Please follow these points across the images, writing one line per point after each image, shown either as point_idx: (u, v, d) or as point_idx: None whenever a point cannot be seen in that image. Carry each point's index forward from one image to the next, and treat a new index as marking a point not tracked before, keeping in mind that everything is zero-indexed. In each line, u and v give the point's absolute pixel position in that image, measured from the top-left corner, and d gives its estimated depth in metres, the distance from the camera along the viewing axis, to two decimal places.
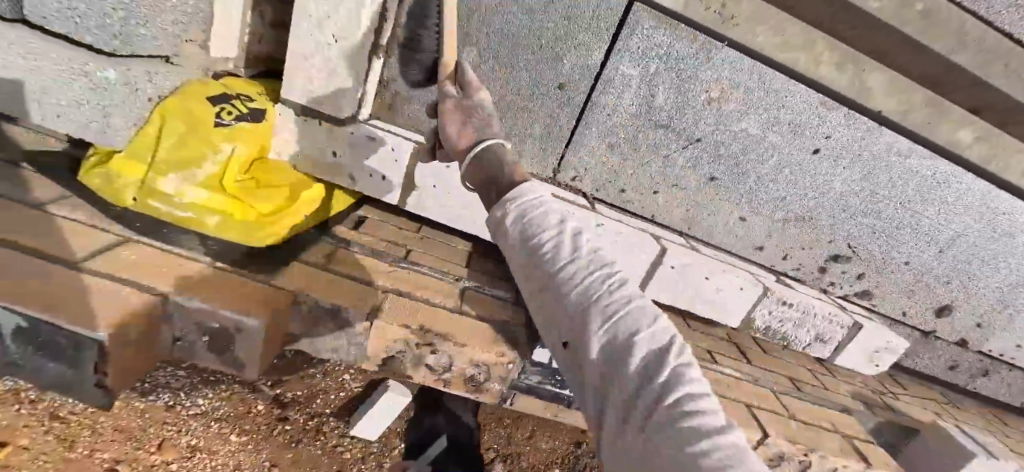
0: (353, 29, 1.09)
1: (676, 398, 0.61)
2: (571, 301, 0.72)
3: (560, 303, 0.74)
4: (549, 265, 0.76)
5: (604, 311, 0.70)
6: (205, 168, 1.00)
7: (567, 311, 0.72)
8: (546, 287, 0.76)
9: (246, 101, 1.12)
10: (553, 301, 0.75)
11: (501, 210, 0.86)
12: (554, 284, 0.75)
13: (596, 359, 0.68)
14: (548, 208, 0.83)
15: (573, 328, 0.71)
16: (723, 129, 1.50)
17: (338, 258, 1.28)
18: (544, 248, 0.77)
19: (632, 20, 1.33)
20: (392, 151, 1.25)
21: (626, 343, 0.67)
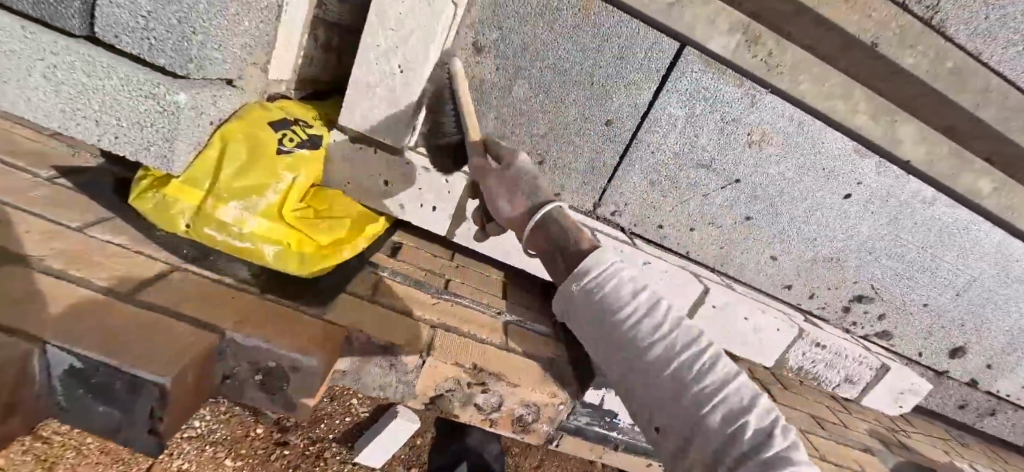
0: (420, 60, 1.09)
1: (768, 458, 0.61)
2: (685, 393, 0.69)
3: (670, 384, 0.70)
4: (655, 352, 0.73)
5: (705, 395, 0.68)
6: (268, 196, 0.97)
7: (675, 399, 0.69)
8: (648, 363, 0.73)
9: (305, 128, 1.11)
10: (660, 385, 0.71)
11: (573, 283, 0.85)
12: (659, 366, 0.72)
13: (705, 438, 0.65)
14: (623, 278, 0.82)
15: (675, 410, 0.69)
16: (761, 172, 1.53)
17: (383, 289, 1.25)
18: (651, 331, 0.75)
19: (683, 64, 1.37)
20: (444, 183, 1.24)
21: (726, 434, 0.65)
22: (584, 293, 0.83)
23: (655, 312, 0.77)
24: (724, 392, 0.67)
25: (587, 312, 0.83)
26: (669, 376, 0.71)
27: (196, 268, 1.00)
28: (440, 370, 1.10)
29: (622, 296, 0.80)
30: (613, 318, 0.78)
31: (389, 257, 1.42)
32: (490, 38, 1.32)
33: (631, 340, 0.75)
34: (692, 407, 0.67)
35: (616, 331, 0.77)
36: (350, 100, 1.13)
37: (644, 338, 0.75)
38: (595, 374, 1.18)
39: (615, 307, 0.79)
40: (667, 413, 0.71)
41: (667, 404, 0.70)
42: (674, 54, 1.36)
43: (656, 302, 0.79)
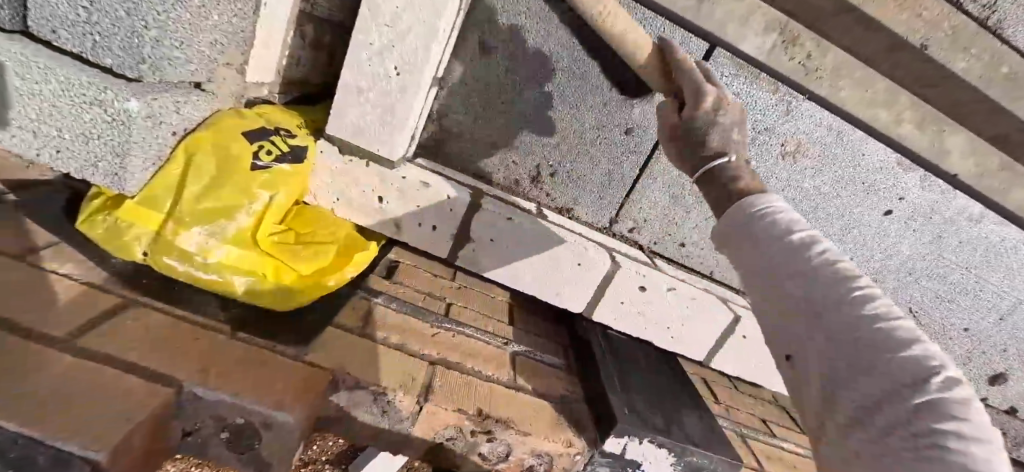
0: (419, 61, 0.94)
1: (931, 402, 0.59)
2: (844, 296, 0.71)
3: (810, 329, 0.73)
4: (835, 271, 0.74)
5: (864, 320, 0.68)
6: (239, 219, 0.83)
7: (823, 322, 0.71)
8: (806, 305, 0.74)
9: (287, 138, 0.97)
10: (811, 303, 0.74)
11: (738, 211, 0.91)
12: (816, 303, 0.73)
13: (848, 322, 0.69)
14: (789, 214, 0.84)
15: (835, 335, 0.70)
16: (794, 187, 1.40)
17: (376, 320, 1.11)
18: (823, 263, 0.76)
19: (713, 67, 1.23)
20: (447, 199, 1.10)
21: (875, 356, 0.65)
22: (741, 222, 0.89)
23: (803, 248, 0.79)
24: (821, 320, 0.72)
25: (735, 235, 0.89)
26: (793, 310, 0.76)
27: (158, 302, 0.86)
28: (440, 417, 0.95)
29: (799, 243, 0.80)
30: (783, 254, 0.80)
31: (385, 279, 1.27)
32: (498, 36, 1.18)
33: (796, 256, 0.78)
34: (845, 321, 0.69)
35: (781, 252, 0.80)
36: (339, 107, 0.99)
37: (817, 262, 0.76)
38: (616, 421, 1.05)
39: (772, 253, 0.81)
40: (807, 347, 0.73)
41: (806, 320, 0.74)
42: (702, 55, 1.22)
43: (836, 260, 0.76)
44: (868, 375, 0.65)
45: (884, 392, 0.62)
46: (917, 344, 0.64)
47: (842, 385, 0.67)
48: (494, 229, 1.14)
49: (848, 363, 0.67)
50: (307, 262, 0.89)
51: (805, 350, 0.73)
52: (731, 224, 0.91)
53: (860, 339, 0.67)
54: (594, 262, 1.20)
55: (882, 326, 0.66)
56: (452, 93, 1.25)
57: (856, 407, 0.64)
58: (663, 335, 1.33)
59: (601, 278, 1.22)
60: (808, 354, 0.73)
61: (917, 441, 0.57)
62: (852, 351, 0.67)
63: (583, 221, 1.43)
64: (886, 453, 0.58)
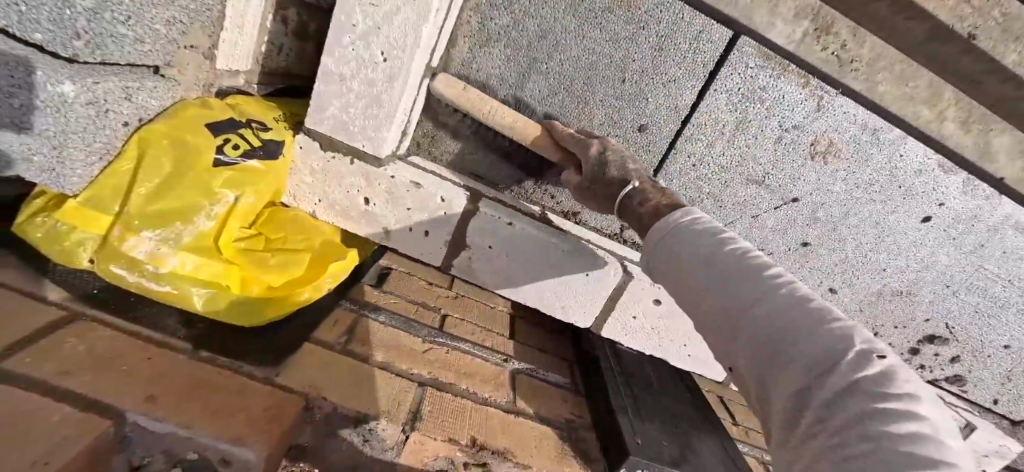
0: (409, 44, 0.83)
1: (857, 393, 0.58)
2: (763, 294, 0.70)
3: (736, 330, 0.70)
4: (750, 272, 0.73)
5: (785, 310, 0.67)
6: (199, 224, 0.73)
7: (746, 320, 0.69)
8: (722, 309, 0.73)
9: (258, 131, 0.86)
10: (732, 306, 0.72)
11: (662, 224, 0.90)
12: (739, 304, 0.71)
13: (783, 319, 0.66)
14: (709, 223, 0.85)
15: (763, 326, 0.67)
16: (824, 191, 1.27)
17: (363, 335, 0.99)
18: (737, 259, 0.76)
19: (737, 58, 1.11)
20: (439, 201, 0.98)
21: (793, 346, 0.64)
22: (660, 229, 0.89)
23: (719, 251, 0.78)
24: (741, 316, 0.70)
25: (660, 248, 0.87)
26: (715, 312, 0.74)
27: (108, 315, 0.75)
28: (427, 453, 0.82)
29: (713, 247, 0.79)
30: (706, 258, 0.78)
31: (375, 288, 1.17)
32: (500, 23, 1.07)
33: (710, 264, 0.77)
34: (764, 318, 0.68)
35: (704, 259, 0.78)
36: (320, 98, 0.89)
37: (733, 259, 0.76)
38: (628, 453, 0.94)
39: (694, 258, 0.80)
40: (733, 343, 0.70)
41: (727, 327, 0.72)
42: (724, 44, 1.11)
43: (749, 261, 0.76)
44: (800, 368, 0.63)
45: (813, 367, 0.62)
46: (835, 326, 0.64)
47: (779, 380, 0.64)
48: (492, 234, 1.03)
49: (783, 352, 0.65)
50: (277, 270, 0.80)
51: (732, 353, 0.71)
52: (654, 240, 0.89)
53: (784, 330, 0.65)
54: (602, 271, 1.07)
55: (800, 313, 0.66)
56: None
57: (791, 402, 0.62)
58: (679, 353, 1.17)
59: (610, 290, 1.10)
60: (740, 357, 0.69)
61: (862, 423, 0.55)
62: (781, 345, 0.65)
63: (591, 226, 1.28)
64: (825, 444, 0.55)
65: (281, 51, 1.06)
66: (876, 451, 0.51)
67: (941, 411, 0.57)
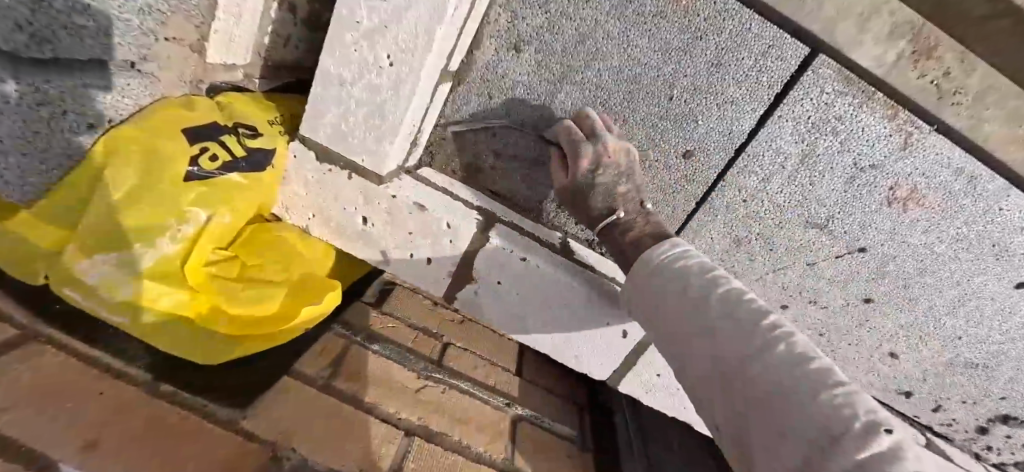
0: (417, 47, 0.70)
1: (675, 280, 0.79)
2: (760, 338, 0.63)
3: (696, 324, 0.70)
4: (715, 276, 0.76)
5: (794, 357, 0.60)
6: (161, 245, 0.63)
7: (769, 359, 0.60)
8: (696, 325, 0.70)
9: (246, 138, 0.76)
10: (747, 354, 0.62)
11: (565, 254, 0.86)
12: (710, 310, 0.70)
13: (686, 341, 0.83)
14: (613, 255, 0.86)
15: (794, 393, 0.56)
16: (896, 242, 1.08)
17: (349, 370, 0.89)
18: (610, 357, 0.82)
19: (809, 82, 0.93)
20: (446, 229, 0.85)
21: (828, 407, 0.53)
22: (647, 269, 0.83)
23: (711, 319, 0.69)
24: (758, 381, 0.59)
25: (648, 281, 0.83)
26: (689, 329, 0.71)
27: None
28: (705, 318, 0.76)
29: (700, 295, 0.72)
30: (684, 287, 0.75)
31: (373, 309, 1.06)
32: (532, 23, 0.92)
33: (710, 289, 0.73)
34: (756, 381, 0.59)
35: (685, 290, 0.75)
36: (316, 102, 0.77)
37: (795, 372, 0.58)
38: None
39: (670, 279, 0.78)
40: (729, 397, 0.62)
41: (718, 382, 0.64)
42: (796, 63, 0.92)
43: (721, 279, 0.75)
44: (770, 410, 0.56)
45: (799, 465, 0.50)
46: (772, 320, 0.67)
47: (735, 338, 0.65)
48: (502, 272, 0.88)
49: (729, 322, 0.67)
50: (248, 301, 0.68)
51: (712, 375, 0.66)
52: (642, 257, 0.85)
53: (685, 276, 0.76)
54: (626, 322, 0.90)
55: (807, 376, 0.57)
56: (469, 91, 1.00)
57: (758, 371, 0.60)
58: (707, 420, 0.99)
59: (633, 344, 0.92)
60: (697, 352, 0.69)
61: (725, 330, 0.67)
62: (680, 290, 0.75)
63: None
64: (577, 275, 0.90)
65: (288, 42, 0.94)
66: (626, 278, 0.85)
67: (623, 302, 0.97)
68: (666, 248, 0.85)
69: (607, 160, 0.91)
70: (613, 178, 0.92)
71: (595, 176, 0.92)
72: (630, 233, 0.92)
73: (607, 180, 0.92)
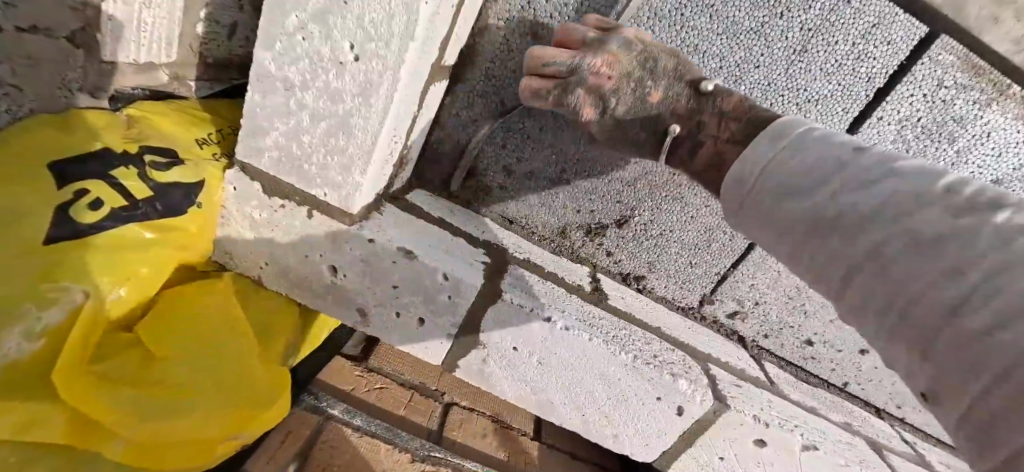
0: (391, 33, 0.48)
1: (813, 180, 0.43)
2: (975, 253, 0.30)
3: (832, 249, 0.39)
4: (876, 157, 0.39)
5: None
6: (8, 343, 0.40)
7: (1012, 285, 0.28)
8: (832, 249, 0.39)
9: (156, 169, 0.53)
10: (950, 291, 0.30)
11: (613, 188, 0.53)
12: (862, 220, 0.37)
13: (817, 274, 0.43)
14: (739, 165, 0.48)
15: None
16: None
17: (320, 462, 0.69)
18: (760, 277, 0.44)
19: (924, 73, 0.69)
20: (443, 282, 0.62)
21: None
22: (738, 184, 0.48)
23: (866, 232, 0.37)
24: (986, 338, 0.28)
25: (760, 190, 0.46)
26: (824, 260, 0.40)
27: None
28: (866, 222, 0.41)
29: (834, 196, 0.39)
30: (806, 192, 0.42)
31: (356, 365, 0.85)
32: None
33: (865, 183, 0.38)
34: (979, 342, 0.28)
35: (806, 197, 0.41)
36: (254, 116, 0.55)
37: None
38: None
39: (772, 189, 0.44)
40: (935, 372, 0.31)
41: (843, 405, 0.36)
42: (908, 47, 0.68)
43: (896, 161, 0.39)
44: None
45: None
46: (1010, 211, 0.32)
47: (914, 259, 0.33)
48: (518, 335, 0.66)
49: (897, 232, 0.35)
50: (152, 421, 0.48)
51: (885, 333, 0.35)
52: (736, 166, 0.49)
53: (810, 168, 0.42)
54: (682, 398, 0.67)
55: None
56: (472, 92, 0.74)
57: (985, 322, 0.28)
58: None
59: (690, 423, 0.70)
60: (844, 305, 0.38)
61: (895, 242, 0.34)
62: (801, 187, 0.42)
63: (657, 295, 0.91)
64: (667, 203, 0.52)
65: (235, 32, 0.70)
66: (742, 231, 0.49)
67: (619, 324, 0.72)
68: (764, 141, 0.47)
69: (612, 85, 0.59)
70: (637, 102, 0.60)
71: (614, 115, 0.60)
72: (700, 154, 0.58)
73: (631, 107, 0.60)
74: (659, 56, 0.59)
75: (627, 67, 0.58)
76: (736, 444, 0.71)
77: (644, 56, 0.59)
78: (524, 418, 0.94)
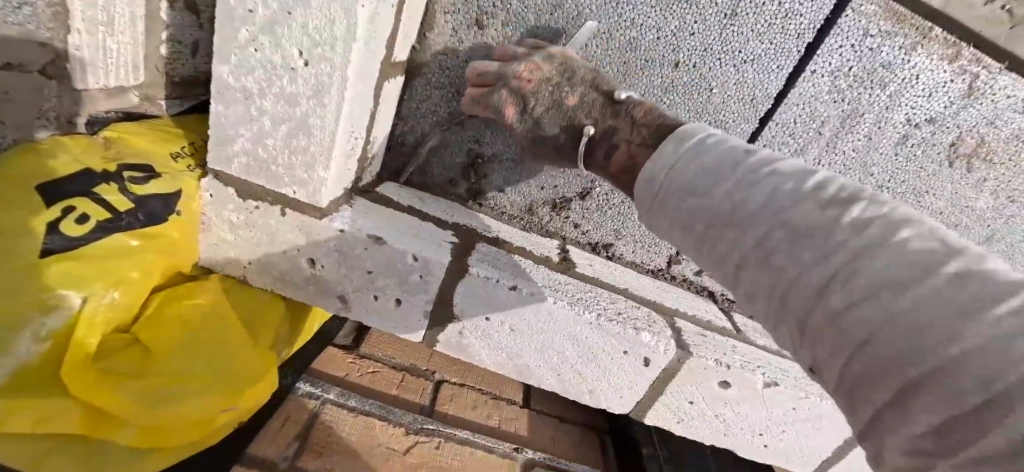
0: (334, 37, 0.53)
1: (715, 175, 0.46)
2: (836, 242, 0.35)
3: (730, 241, 0.42)
4: (760, 158, 0.44)
5: (914, 254, 0.32)
6: (20, 348, 0.47)
7: (867, 270, 0.33)
8: (727, 242, 0.43)
9: (134, 184, 0.58)
10: (819, 273, 0.35)
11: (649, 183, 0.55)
12: (751, 215, 0.41)
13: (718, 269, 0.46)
14: (656, 172, 0.50)
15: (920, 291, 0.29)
16: (961, 209, 0.90)
17: (320, 440, 0.74)
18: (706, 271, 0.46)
19: (849, 25, 0.73)
20: (413, 264, 0.67)
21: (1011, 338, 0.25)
22: (647, 185, 0.51)
23: (754, 224, 0.41)
24: (904, 309, 0.30)
25: (675, 195, 0.48)
26: (724, 253, 0.43)
27: None
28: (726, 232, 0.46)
29: (728, 195, 0.43)
30: (704, 191, 0.45)
31: (348, 353, 0.91)
32: None
33: (753, 182, 0.42)
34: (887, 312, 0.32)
35: (707, 196, 0.45)
36: (219, 126, 0.59)
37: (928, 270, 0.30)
38: None
39: (677, 189, 0.47)
40: (813, 346, 0.36)
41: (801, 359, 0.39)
42: (831, 2, 0.72)
43: (774, 162, 0.43)
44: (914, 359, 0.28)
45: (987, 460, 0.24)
46: (865, 203, 0.37)
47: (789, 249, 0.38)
48: (490, 305, 0.71)
49: (777, 224, 0.39)
50: (156, 407, 0.54)
51: (775, 318, 0.39)
52: (645, 170, 0.52)
53: (706, 172, 0.46)
54: (647, 349, 0.73)
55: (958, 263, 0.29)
56: (428, 85, 0.79)
57: (845, 299, 0.33)
58: (751, 444, 0.82)
59: (658, 372, 0.75)
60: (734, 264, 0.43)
61: (776, 234, 0.39)
62: (705, 190, 0.45)
63: (627, 261, 0.96)
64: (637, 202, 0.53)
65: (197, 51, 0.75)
66: (667, 230, 0.49)
67: (586, 292, 0.75)
68: (669, 144, 0.51)
69: (531, 88, 0.63)
70: (554, 103, 0.63)
71: (532, 115, 0.64)
72: (614, 158, 0.60)
73: (549, 109, 0.64)
74: (577, 67, 0.65)
75: (546, 74, 0.63)
76: (703, 389, 0.77)
77: (563, 67, 0.64)
78: (512, 387, 0.99)
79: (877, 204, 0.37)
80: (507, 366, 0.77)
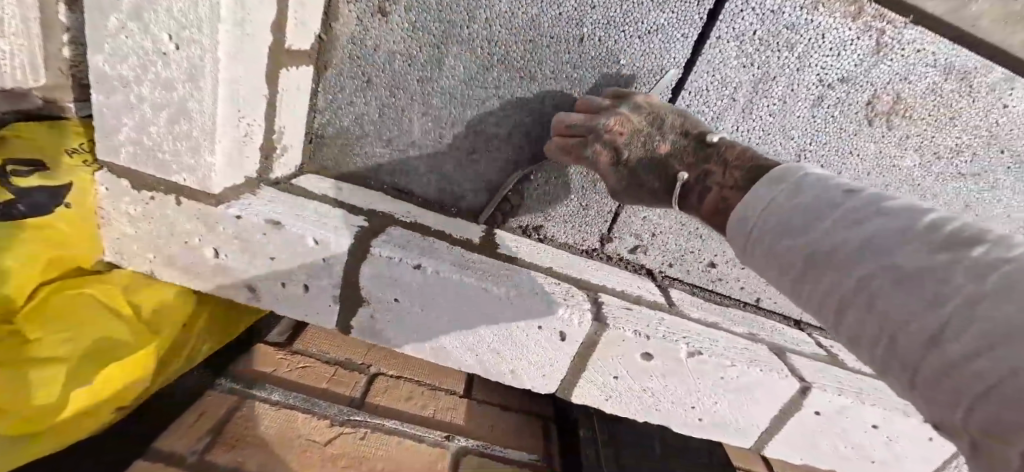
0: (195, 18, 0.53)
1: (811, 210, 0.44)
2: (953, 286, 0.31)
3: (824, 286, 0.39)
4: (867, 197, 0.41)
5: None
6: None
7: (986, 314, 0.28)
8: (828, 284, 0.39)
9: (17, 176, 0.57)
10: (933, 319, 0.31)
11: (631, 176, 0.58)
12: (850, 255, 0.38)
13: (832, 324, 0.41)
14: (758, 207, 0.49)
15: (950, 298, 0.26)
16: (887, 169, 0.89)
17: (235, 434, 0.73)
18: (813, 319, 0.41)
19: None
20: (312, 246, 0.67)
21: None
22: (741, 224, 0.50)
23: (855, 265, 0.37)
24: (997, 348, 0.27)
25: (770, 231, 0.46)
26: (826, 294, 0.39)
27: None
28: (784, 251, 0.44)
29: (831, 231, 0.40)
30: (804, 229, 0.43)
31: (280, 349, 0.90)
32: None
33: (859, 221, 0.39)
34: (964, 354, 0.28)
35: (807, 233, 0.42)
36: (104, 116, 0.60)
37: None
38: None
39: (773, 226, 0.46)
40: (930, 393, 0.31)
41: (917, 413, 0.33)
42: None
43: (883, 201, 0.40)
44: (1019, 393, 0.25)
45: None
46: (989, 245, 0.32)
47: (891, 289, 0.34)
48: (398, 286, 0.70)
49: (881, 267, 0.35)
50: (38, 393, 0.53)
51: (885, 365, 0.35)
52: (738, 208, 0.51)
53: (807, 208, 0.43)
54: (562, 323, 0.71)
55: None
56: (340, 76, 0.80)
57: (963, 349, 0.29)
58: (685, 419, 0.81)
59: (577, 347, 0.74)
60: None
61: (882, 277, 0.35)
62: (805, 228, 0.42)
63: (560, 242, 0.95)
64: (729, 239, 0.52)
65: None
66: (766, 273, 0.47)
67: (498, 268, 0.74)
68: (766, 184, 0.50)
69: (624, 139, 0.71)
70: (647, 152, 0.70)
71: (628, 164, 0.71)
72: (707, 200, 0.61)
73: (641, 157, 0.71)
74: (666, 115, 0.71)
75: (638, 125, 0.70)
76: (625, 362, 0.75)
77: (653, 115, 0.71)
78: (452, 377, 0.97)
79: (1006, 247, 0.31)
80: (425, 348, 0.76)
